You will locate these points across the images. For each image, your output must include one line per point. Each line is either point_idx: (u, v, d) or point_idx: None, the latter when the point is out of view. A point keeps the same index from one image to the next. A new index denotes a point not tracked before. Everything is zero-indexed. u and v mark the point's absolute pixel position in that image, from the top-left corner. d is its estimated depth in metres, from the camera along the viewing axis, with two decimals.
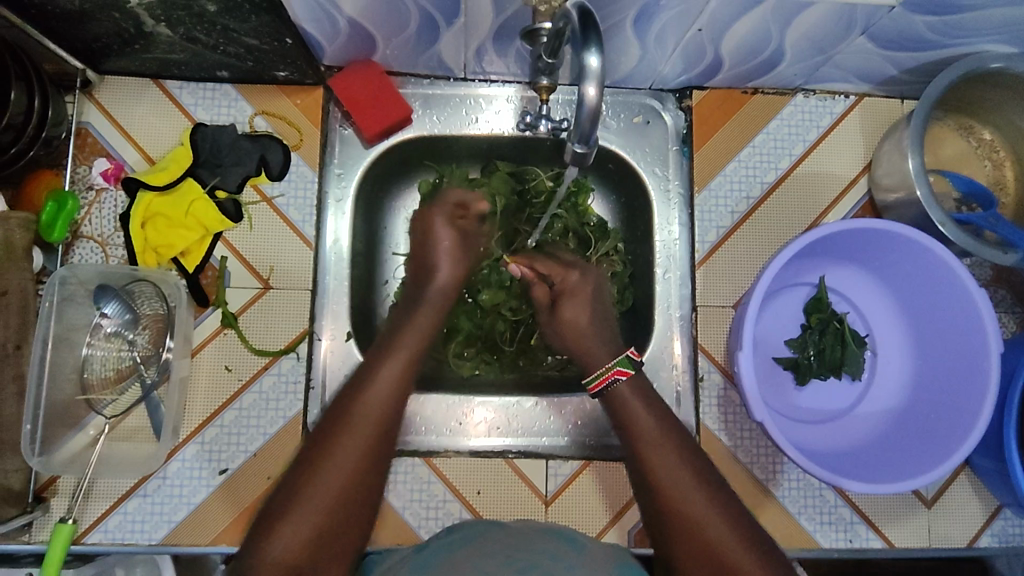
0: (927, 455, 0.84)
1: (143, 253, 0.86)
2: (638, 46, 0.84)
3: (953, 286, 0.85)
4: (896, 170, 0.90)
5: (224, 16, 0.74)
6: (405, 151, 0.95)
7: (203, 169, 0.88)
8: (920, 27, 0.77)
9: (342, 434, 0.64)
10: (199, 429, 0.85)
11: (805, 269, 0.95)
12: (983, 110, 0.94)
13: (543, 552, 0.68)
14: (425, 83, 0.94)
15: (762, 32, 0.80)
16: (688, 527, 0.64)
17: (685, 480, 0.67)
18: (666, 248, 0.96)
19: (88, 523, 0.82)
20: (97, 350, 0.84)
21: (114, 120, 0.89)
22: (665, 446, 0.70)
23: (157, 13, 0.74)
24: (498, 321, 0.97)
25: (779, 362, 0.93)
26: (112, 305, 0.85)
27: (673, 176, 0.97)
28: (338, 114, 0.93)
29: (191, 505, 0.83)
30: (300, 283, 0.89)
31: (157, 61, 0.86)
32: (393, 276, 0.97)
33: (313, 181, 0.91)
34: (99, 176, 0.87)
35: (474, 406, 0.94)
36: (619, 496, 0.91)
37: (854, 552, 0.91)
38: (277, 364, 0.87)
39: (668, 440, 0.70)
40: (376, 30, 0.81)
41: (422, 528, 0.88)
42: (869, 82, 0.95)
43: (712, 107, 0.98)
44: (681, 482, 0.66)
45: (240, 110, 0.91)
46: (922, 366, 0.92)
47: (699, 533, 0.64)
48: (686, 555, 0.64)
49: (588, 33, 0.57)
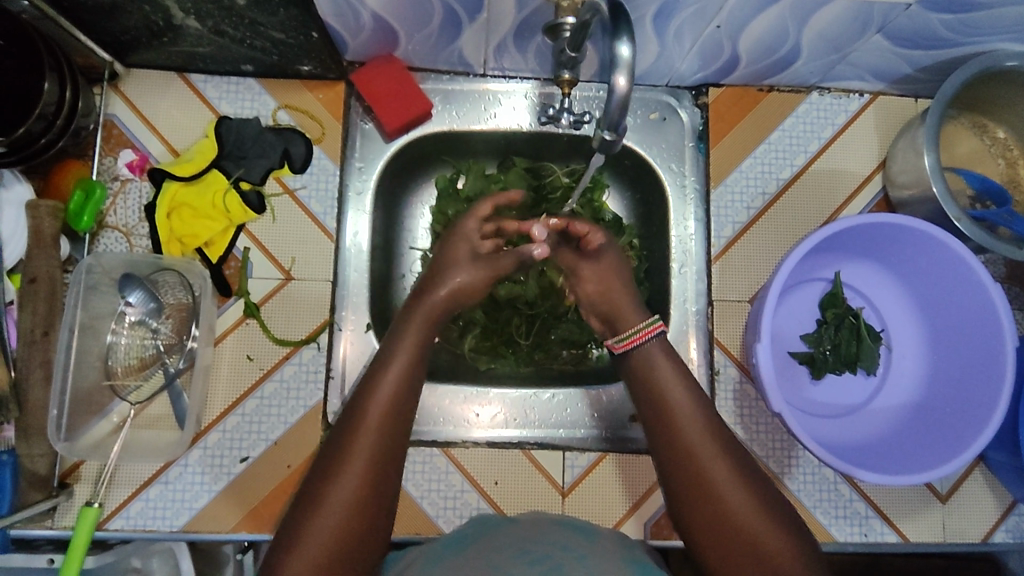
0: (943, 448, 0.85)
1: (168, 243, 0.88)
2: (656, 43, 0.86)
3: (969, 282, 0.86)
4: (911, 166, 0.91)
5: (252, 10, 0.76)
6: (425, 145, 0.97)
7: (228, 161, 0.89)
8: (936, 24, 0.78)
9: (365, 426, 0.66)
10: (221, 418, 0.86)
11: (820, 264, 0.95)
12: (997, 109, 0.95)
13: (555, 543, 0.69)
14: (445, 79, 0.95)
15: (780, 29, 0.81)
16: (710, 500, 0.68)
17: (711, 455, 0.70)
18: (682, 243, 0.98)
19: (110, 509, 0.83)
20: (121, 339, 0.85)
21: (140, 113, 0.90)
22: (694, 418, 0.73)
23: (187, 6, 0.75)
24: (514, 315, 0.98)
25: (794, 357, 0.93)
26: (136, 294, 0.86)
27: (689, 172, 0.99)
28: (359, 109, 0.94)
29: (211, 493, 0.84)
30: (321, 274, 0.90)
31: (184, 55, 0.87)
32: (410, 270, 1.00)
33: (334, 174, 0.92)
34: (125, 167, 0.89)
35: (490, 398, 0.95)
36: (636, 488, 0.91)
37: (868, 547, 0.92)
38: (298, 354, 0.88)
39: (699, 412, 0.74)
40: (400, 25, 0.82)
41: (440, 518, 0.89)
42: (883, 81, 0.96)
43: (728, 104, 0.99)
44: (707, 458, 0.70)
45: (263, 104, 0.92)
46: (937, 361, 0.92)
47: (716, 506, 0.68)
48: (703, 513, 0.68)
49: (618, 24, 0.58)
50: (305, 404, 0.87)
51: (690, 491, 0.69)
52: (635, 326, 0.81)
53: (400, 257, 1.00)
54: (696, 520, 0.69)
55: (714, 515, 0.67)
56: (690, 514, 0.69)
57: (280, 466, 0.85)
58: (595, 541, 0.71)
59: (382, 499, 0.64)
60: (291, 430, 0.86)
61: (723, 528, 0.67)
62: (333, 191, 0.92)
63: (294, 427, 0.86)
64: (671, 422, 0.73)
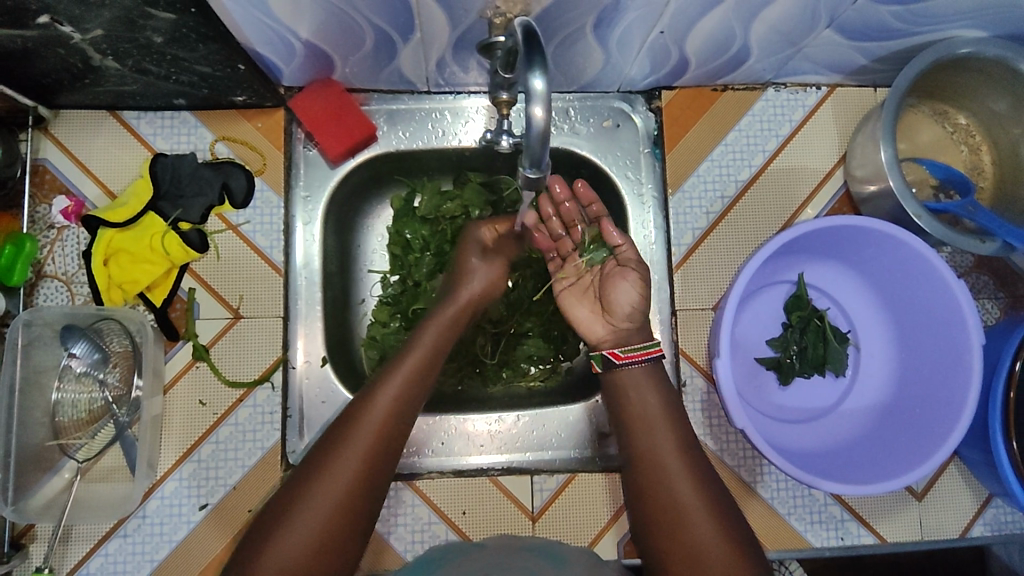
0: (910, 453, 0.84)
1: (109, 292, 0.85)
2: (601, 51, 0.82)
3: (931, 280, 0.84)
4: (869, 161, 0.88)
5: (172, 46, 0.73)
6: (372, 167, 0.93)
7: (165, 201, 0.86)
8: (885, 17, 0.75)
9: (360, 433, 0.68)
10: (177, 465, 0.84)
11: (782, 267, 0.93)
12: (958, 95, 0.93)
13: (517, 571, 0.66)
14: (389, 97, 0.92)
15: (726, 30, 0.78)
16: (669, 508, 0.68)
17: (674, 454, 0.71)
18: (642, 252, 0.95)
19: (69, 567, 0.81)
20: (68, 393, 0.83)
21: (71, 156, 0.87)
22: (674, 440, 0.72)
23: (103, 47, 0.72)
24: (478, 334, 0.96)
25: (761, 363, 0.92)
26: (80, 346, 0.83)
27: (646, 179, 0.96)
28: (301, 134, 0.91)
29: (172, 543, 0.82)
30: (272, 310, 0.88)
31: (112, 94, 0.84)
32: (369, 294, 0.97)
33: (279, 207, 0.89)
34: (60, 215, 0.86)
35: (455, 425, 0.92)
36: (599, 518, 0.90)
37: (846, 550, 0.90)
38: (252, 395, 0.86)
39: (673, 423, 0.74)
40: (333, 49, 0.79)
41: (409, 551, 0.88)
42: (840, 73, 0.93)
43: (682, 107, 0.97)
44: (678, 481, 0.69)
45: (200, 137, 0.89)
46: (906, 359, 0.91)
47: (666, 493, 0.69)
48: (646, 502, 0.69)
49: (534, 54, 0.55)
50: (262, 446, 0.85)
51: (648, 485, 0.70)
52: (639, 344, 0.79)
53: (357, 282, 0.96)
54: (664, 545, 0.67)
55: (679, 536, 0.66)
56: (657, 542, 0.67)
57: (240, 510, 0.83)
58: (559, 566, 0.69)
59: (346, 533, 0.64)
60: (250, 473, 0.84)
61: (671, 533, 0.66)
62: (278, 224, 0.89)
63: (252, 470, 0.84)
64: (639, 415, 0.75)
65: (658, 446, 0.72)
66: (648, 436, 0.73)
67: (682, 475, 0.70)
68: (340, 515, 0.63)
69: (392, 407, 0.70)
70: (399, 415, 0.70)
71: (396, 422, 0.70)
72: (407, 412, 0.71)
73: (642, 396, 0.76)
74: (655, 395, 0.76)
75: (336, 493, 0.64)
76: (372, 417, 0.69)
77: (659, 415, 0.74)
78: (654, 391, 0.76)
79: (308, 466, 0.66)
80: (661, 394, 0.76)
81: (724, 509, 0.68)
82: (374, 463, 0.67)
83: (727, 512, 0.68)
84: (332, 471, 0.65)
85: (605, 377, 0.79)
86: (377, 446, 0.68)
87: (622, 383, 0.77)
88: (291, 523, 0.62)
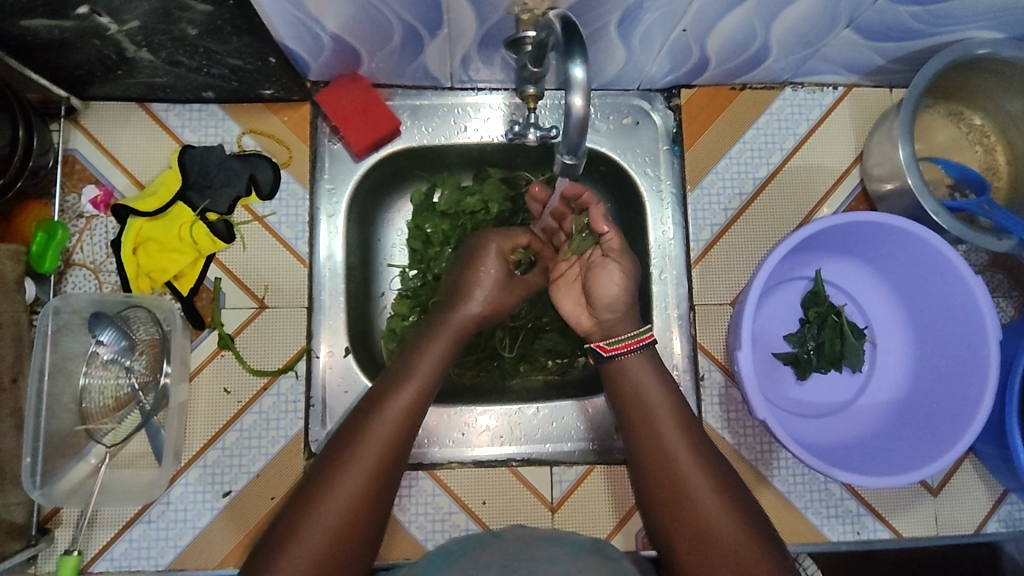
0: (927, 447, 0.85)
1: (137, 279, 0.86)
2: (623, 49, 0.84)
3: (949, 276, 0.85)
4: (886, 159, 0.89)
5: (205, 39, 0.74)
6: (395, 162, 0.95)
7: (193, 192, 0.88)
8: (904, 17, 0.77)
9: (375, 430, 0.68)
10: (201, 453, 0.85)
11: (800, 263, 0.94)
12: (973, 96, 0.94)
13: (542, 557, 0.67)
14: (413, 93, 0.93)
15: (747, 29, 0.80)
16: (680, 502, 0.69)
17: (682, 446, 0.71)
18: (661, 247, 0.96)
19: (93, 552, 0.82)
20: (95, 379, 0.84)
21: (101, 146, 0.88)
22: (680, 430, 0.72)
23: (138, 39, 0.74)
24: (497, 328, 0.97)
25: (778, 358, 0.93)
26: (107, 333, 0.84)
27: (665, 176, 0.97)
28: (327, 128, 0.92)
29: (195, 529, 0.83)
30: (296, 300, 0.89)
31: (142, 85, 0.85)
32: (389, 287, 0.98)
33: (304, 199, 0.90)
34: (89, 204, 0.87)
35: (475, 416, 0.93)
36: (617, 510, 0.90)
37: (862, 544, 0.91)
38: (276, 383, 0.87)
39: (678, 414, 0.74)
40: (361, 44, 0.80)
41: (428, 540, 0.89)
42: (857, 73, 0.95)
43: (701, 106, 0.98)
44: (689, 472, 0.70)
45: (227, 130, 0.90)
46: (922, 355, 0.92)
47: (675, 486, 0.70)
48: (656, 494, 0.70)
49: (571, 44, 0.57)
50: (285, 435, 0.86)
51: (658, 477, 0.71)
52: (626, 333, 0.78)
53: (378, 275, 0.98)
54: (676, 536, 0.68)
55: (690, 527, 0.68)
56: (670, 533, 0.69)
57: (263, 498, 0.84)
58: (583, 553, 0.69)
59: (364, 527, 0.66)
60: (272, 461, 0.85)
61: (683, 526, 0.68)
62: (303, 215, 0.90)
63: (275, 458, 0.85)
64: (644, 405, 0.74)
65: (665, 439, 0.72)
66: (654, 428, 0.73)
67: (692, 467, 0.70)
68: (359, 511, 0.65)
69: (406, 406, 0.70)
70: (414, 411, 0.71)
71: (410, 419, 0.70)
72: (421, 407, 0.72)
73: (646, 387, 0.76)
74: (659, 385, 0.75)
75: (354, 491, 0.65)
76: (387, 414, 0.70)
77: (664, 406, 0.74)
78: (658, 379, 0.76)
79: (325, 464, 0.67)
80: (664, 384, 0.76)
81: (734, 497, 0.69)
82: (390, 460, 0.68)
83: (737, 500, 0.69)
84: (350, 469, 0.66)
85: (606, 367, 0.78)
86: (394, 443, 0.68)
87: (623, 372, 0.76)
88: (312, 519, 0.64)
